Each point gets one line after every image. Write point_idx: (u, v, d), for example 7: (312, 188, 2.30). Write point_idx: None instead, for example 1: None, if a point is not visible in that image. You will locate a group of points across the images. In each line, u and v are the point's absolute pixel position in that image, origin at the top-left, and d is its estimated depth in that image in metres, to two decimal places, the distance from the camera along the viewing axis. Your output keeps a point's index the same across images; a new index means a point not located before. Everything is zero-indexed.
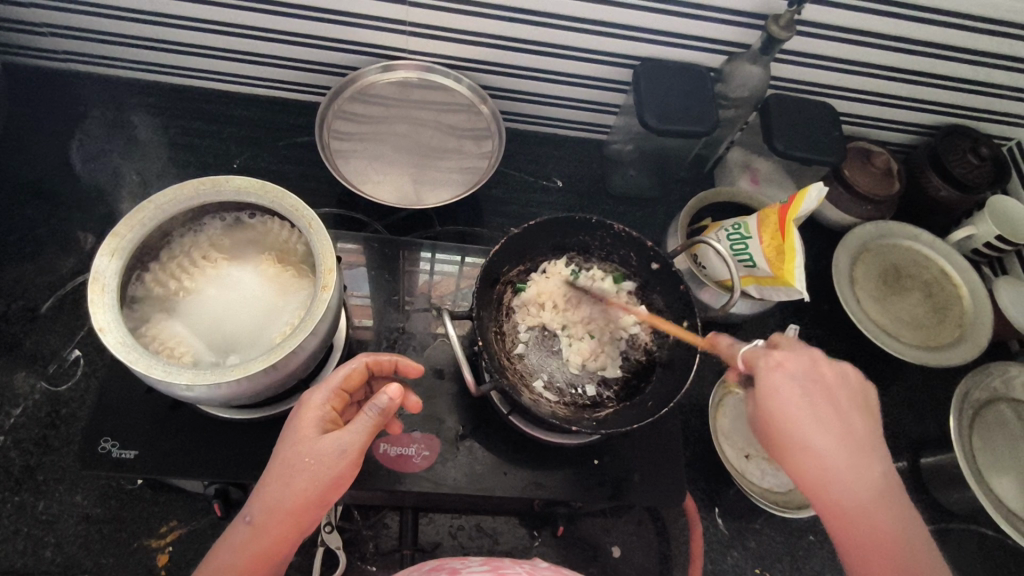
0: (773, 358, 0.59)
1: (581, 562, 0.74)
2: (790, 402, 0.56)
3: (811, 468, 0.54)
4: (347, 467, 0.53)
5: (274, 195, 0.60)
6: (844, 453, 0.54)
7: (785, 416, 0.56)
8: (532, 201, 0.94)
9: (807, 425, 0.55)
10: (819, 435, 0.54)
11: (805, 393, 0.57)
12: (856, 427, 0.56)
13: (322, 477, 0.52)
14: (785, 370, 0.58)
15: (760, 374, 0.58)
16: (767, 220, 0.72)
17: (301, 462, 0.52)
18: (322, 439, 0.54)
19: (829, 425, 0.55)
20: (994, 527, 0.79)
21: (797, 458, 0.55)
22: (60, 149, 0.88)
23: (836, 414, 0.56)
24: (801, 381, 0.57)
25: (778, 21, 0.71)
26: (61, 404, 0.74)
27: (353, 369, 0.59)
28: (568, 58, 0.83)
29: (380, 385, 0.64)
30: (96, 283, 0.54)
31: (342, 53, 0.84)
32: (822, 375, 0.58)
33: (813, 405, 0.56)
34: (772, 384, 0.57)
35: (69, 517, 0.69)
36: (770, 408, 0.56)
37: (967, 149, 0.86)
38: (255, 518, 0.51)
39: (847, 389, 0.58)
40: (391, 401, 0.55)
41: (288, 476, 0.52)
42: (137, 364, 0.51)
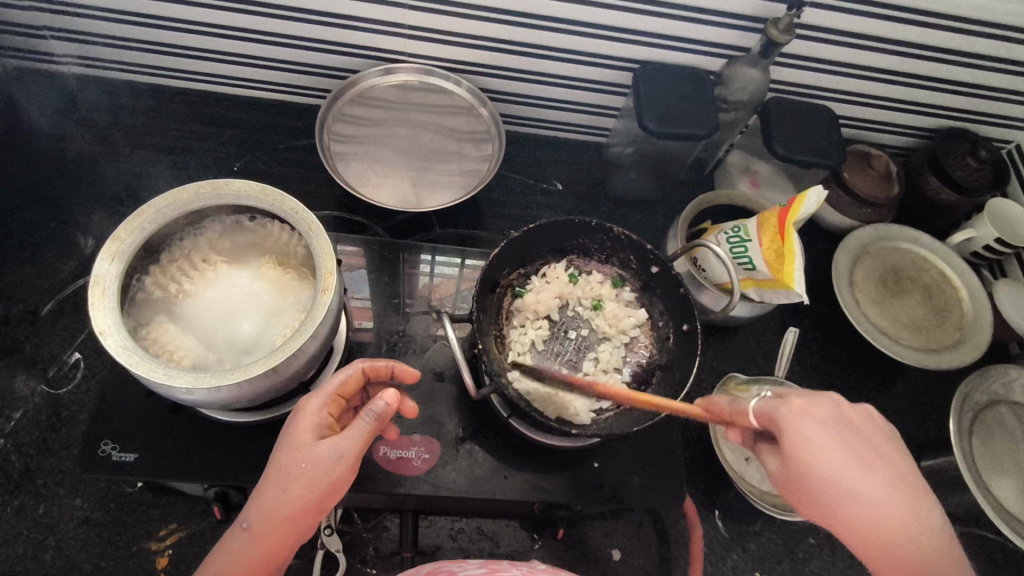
0: (793, 405, 0.54)
1: (581, 565, 0.74)
2: (827, 452, 0.51)
3: (863, 521, 0.49)
4: (344, 472, 0.53)
5: (274, 198, 0.60)
6: (896, 500, 0.50)
7: (827, 471, 0.50)
8: (532, 204, 0.94)
9: (850, 474, 0.50)
10: (865, 483, 0.50)
11: (841, 440, 0.52)
12: (897, 468, 0.52)
13: (317, 482, 0.52)
14: (812, 416, 0.53)
15: (788, 427, 0.53)
16: (767, 223, 0.72)
17: (297, 470, 0.52)
18: (318, 445, 0.53)
19: (872, 473, 0.51)
20: (994, 529, 0.79)
21: (846, 513, 0.50)
22: (61, 152, 0.88)
23: (874, 458, 0.52)
24: (832, 426, 0.53)
25: (777, 25, 0.72)
26: (62, 407, 0.74)
27: (346, 377, 0.58)
28: (567, 61, 0.83)
29: (377, 390, 0.65)
30: (96, 287, 0.54)
31: (342, 57, 0.84)
32: (847, 417, 0.54)
33: (849, 451, 0.52)
34: (802, 434, 0.52)
35: (70, 519, 0.69)
36: (806, 461, 0.51)
37: (967, 152, 0.86)
38: (251, 524, 0.51)
39: (876, 428, 0.54)
40: (389, 406, 0.55)
41: (283, 482, 0.52)
42: (138, 367, 0.51)
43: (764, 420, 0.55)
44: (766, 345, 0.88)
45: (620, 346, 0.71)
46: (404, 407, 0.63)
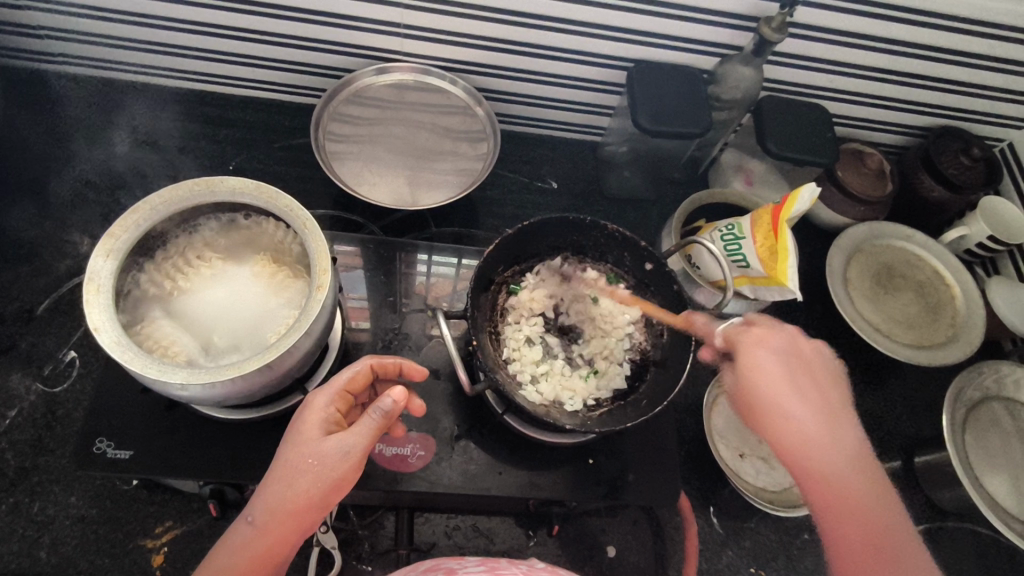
0: (755, 334, 0.62)
1: (576, 561, 0.74)
2: (769, 371, 0.59)
3: (790, 433, 0.56)
4: (349, 470, 0.53)
5: (269, 196, 0.61)
6: (821, 420, 0.57)
7: (765, 385, 0.58)
8: (527, 202, 0.94)
9: (785, 392, 0.58)
10: (796, 401, 0.57)
11: (785, 365, 0.60)
12: (830, 400, 0.59)
13: (324, 479, 0.52)
14: (767, 345, 0.60)
15: (742, 347, 0.61)
16: (760, 221, 0.72)
17: (305, 463, 0.52)
18: (326, 441, 0.54)
19: (805, 395, 0.58)
20: (988, 525, 0.79)
21: (776, 423, 0.57)
22: (56, 151, 0.88)
23: (812, 387, 0.59)
24: (780, 354, 0.60)
25: (770, 23, 0.72)
26: (57, 405, 0.74)
27: (358, 372, 0.59)
28: (562, 60, 0.84)
29: (385, 388, 0.65)
30: (91, 284, 0.54)
31: (338, 56, 0.85)
32: (801, 353, 0.61)
33: (790, 375, 0.59)
34: (753, 354, 0.60)
35: (65, 517, 0.69)
36: (752, 377, 0.59)
37: (960, 151, 0.87)
38: (256, 518, 0.51)
39: (822, 368, 0.61)
40: (396, 404, 0.55)
41: (290, 477, 0.52)
42: (132, 363, 0.51)
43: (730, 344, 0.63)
44: None
45: (614, 344, 0.71)
46: (411, 404, 0.63)
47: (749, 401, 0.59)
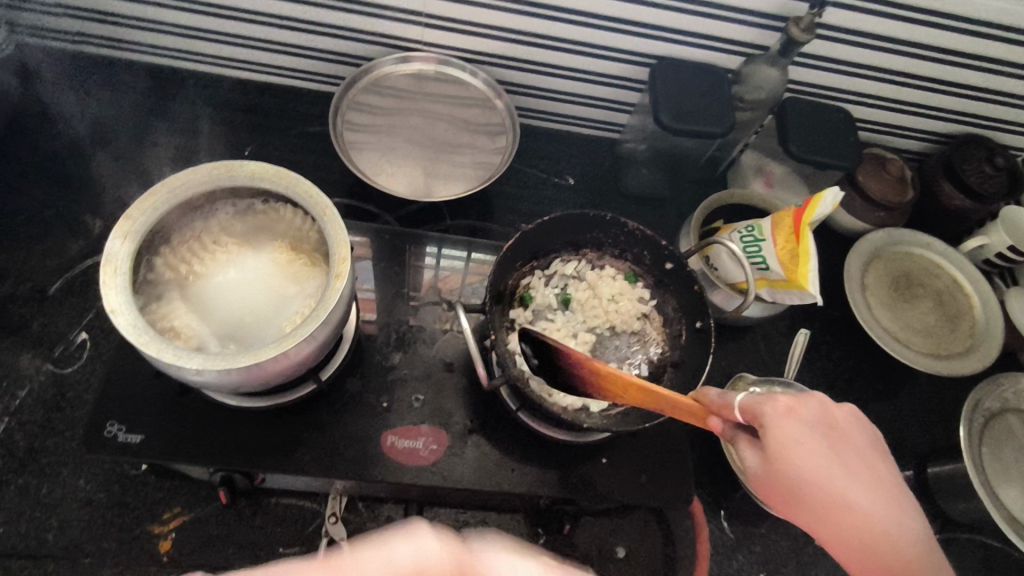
0: (779, 404, 0.53)
1: (585, 562, 0.74)
2: (813, 455, 0.50)
3: (847, 526, 0.49)
4: None
5: (287, 181, 0.60)
6: (879, 503, 0.50)
7: (810, 473, 0.50)
8: (543, 198, 0.93)
9: (836, 478, 0.50)
10: (849, 487, 0.50)
11: (823, 441, 0.52)
12: (878, 471, 0.52)
13: None
14: (797, 418, 0.52)
15: (770, 424, 0.52)
16: (781, 223, 0.71)
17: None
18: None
19: (855, 475, 0.51)
20: (999, 537, 0.79)
21: (829, 517, 0.49)
22: (73, 132, 0.88)
23: (857, 461, 0.52)
24: (814, 426, 0.52)
25: (799, 23, 0.71)
26: (67, 387, 0.74)
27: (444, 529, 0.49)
28: (583, 54, 0.83)
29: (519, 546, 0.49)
30: (108, 265, 0.54)
31: (358, 44, 0.84)
32: (833, 419, 0.54)
33: (834, 452, 0.52)
34: (786, 434, 0.51)
35: (73, 500, 0.69)
36: (790, 464, 0.50)
37: (983, 159, 0.87)
38: None
39: (860, 432, 0.54)
40: None
41: None
42: (148, 347, 0.51)
43: (749, 415, 0.54)
44: (776, 347, 0.88)
45: (636, 344, 0.71)
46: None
47: (784, 490, 0.51)
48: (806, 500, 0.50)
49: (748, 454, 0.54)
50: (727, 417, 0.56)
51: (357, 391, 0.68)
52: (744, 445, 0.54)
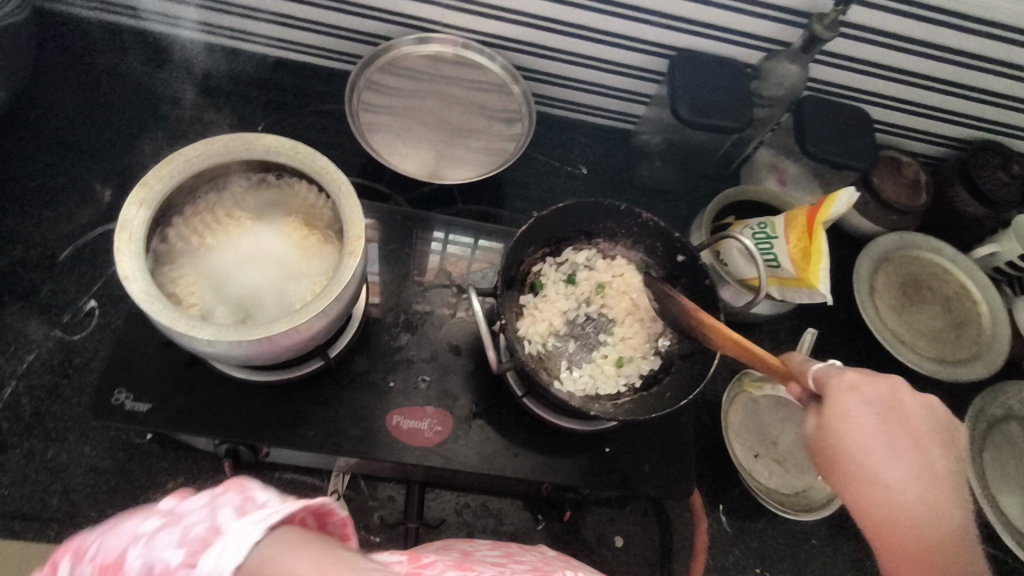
0: (847, 378, 0.54)
1: (583, 550, 0.74)
2: (862, 428, 0.52)
3: (876, 500, 0.50)
4: None
5: (304, 156, 0.59)
6: (920, 488, 0.50)
7: (855, 444, 0.52)
8: (556, 186, 0.93)
9: (879, 454, 0.51)
10: (891, 465, 0.51)
11: (879, 420, 0.52)
12: (933, 462, 0.51)
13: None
14: (858, 393, 0.53)
15: (829, 395, 0.54)
16: (794, 221, 0.71)
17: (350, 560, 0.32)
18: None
19: (903, 456, 0.51)
20: (995, 543, 0.79)
21: (861, 488, 0.51)
22: (89, 101, 0.88)
23: (912, 444, 0.52)
24: (875, 405, 0.53)
25: (823, 20, 0.70)
26: (74, 354, 0.74)
27: None
28: (604, 43, 0.82)
29: None
30: (123, 232, 0.53)
31: (378, 23, 0.83)
32: (900, 403, 0.53)
33: (885, 433, 0.52)
34: (842, 404, 0.53)
35: (77, 466, 0.69)
36: (838, 433, 0.52)
37: (999, 166, 0.86)
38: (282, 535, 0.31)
39: (925, 419, 0.54)
40: None
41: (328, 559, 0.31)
42: (161, 315, 0.51)
43: (817, 384, 0.56)
44: (781, 346, 0.88)
45: (646, 333, 0.70)
46: None
47: (827, 454, 0.53)
48: (844, 467, 0.52)
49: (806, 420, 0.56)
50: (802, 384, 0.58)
51: (364, 370, 0.69)
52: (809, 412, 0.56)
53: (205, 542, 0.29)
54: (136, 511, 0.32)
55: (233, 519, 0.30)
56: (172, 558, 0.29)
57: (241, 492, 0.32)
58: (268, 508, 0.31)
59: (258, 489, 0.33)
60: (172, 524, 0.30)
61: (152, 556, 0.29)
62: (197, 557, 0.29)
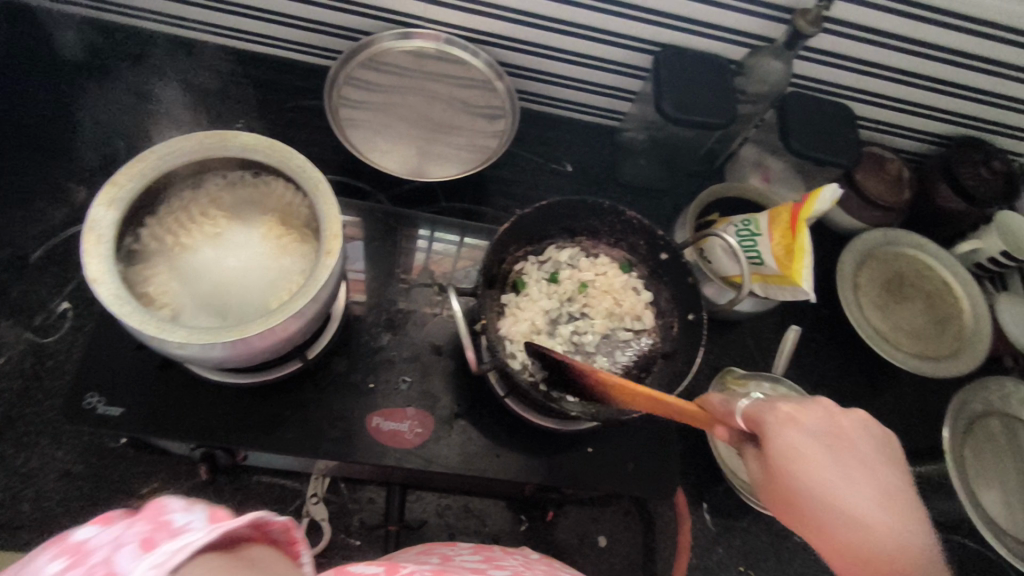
0: (780, 412, 0.50)
1: (566, 550, 0.74)
2: (812, 464, 0.47)
3: (853, 545, 0.45)
4: None
5: (281, 154, 0.58)
6: (885, 519, 0.46)
7: (810, 484, 0.47)
8: (539, 183, 0.92)
9: (838, 490, 0.47)
10: (851, 500, 0.46)
11: (827, 451, 0.48)
12: (888, 484, 0.48)
13: None
14: (797, 426, 0.49)
15: (768, 432, 0.49)
16: (778, 218, 0.71)
17: None
18: None
19: (860, 488, 0.47)
20: (976, 539, 0.79)
21: (833, 534, 0.46)
22: (62, 96, 0.86)
23: (863, 472, 0.48)
24: (817, 435, 0.48)
25: (806, 16, 0.70)
26: (47, 356, 0.72)
27: None
28: (588, 38, 0.81)
29: None
30: (91, 232, 0.52)
31: (358, 18, 0.82)
32: (839, 428, 0.49)
33: (836, 464, 0.48)
34: (785, 441, 0.48)
35: (49, 472, 0.68)
36: (790, 476, 0.48)
37: (979, 162, 0.86)
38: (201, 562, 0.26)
39: (869, 438, 0.50)
40: None
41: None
42: (130, 318, 0.49)
43: (750, 422, 0.51)
44: (765, 343, 0.88)
45: (630, 331, 0.70)
46: None
47: (788, 502, 0.48)
48: (808, 514, 0.47)
49: (753, 464, 0.51)
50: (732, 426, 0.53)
51: (343, 371, 0.67)
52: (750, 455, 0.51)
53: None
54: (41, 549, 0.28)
55: (137, 556, 0.25)
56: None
57: (154, 520, 0.27)
58: (184, 535, 0.26)
59: (178, 510, 0.28)
60: (77, 565, 0.26)
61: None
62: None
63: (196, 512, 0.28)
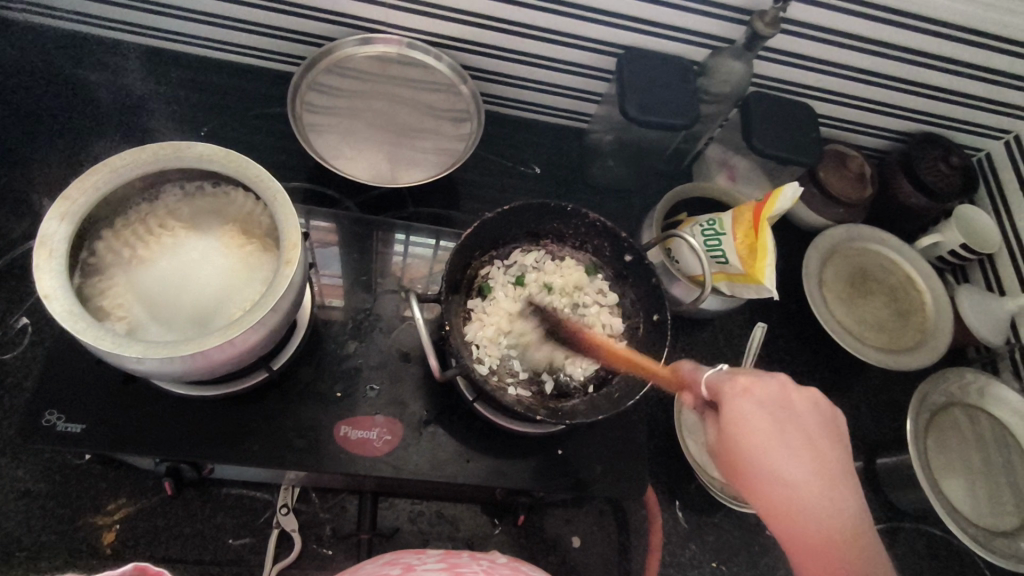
0: (739, 383, 0.56)
1: (540, 552, 0.74)
2: (758, 431, 0.54)
3: (778, 498, 0.52)
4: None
5: (237, 164, 0.58)
6: (814, 481, 0.52)
7: (755, 448, 0.53)
8: (509, 185, 0.92)
9: (778, 452, 0.53)
10: (788, 463, 0.53)
11: (773, 421, 0.54)
12: (824, 454, 0.54)
13: None
14: (751, 395, 0.55)
15: (725, 401, 0.56)
16: (741, 217, 0.72)
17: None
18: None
19: (797, 453, 0.53)
20: (941, 526, 0.81)
21: (762, 489, 0.53)
22: (17, 106, 0.84)
23: (803, 440, 0.54)
24: (767, 406, 0.55)
25: (763, 18, 0.71)
26: (7, 373, 0.71)
27: None
28: (551, 42, 0.82)
29: None
30: (43, 247, 0.51)
31: (321, 23, 0.81)
32: (789, 402, 0.56)
33: (779, 432, 0.54)
34: (738, 410, 0.55)
35: (10, 491, 0.66)
36: (735, 437, 0.54)
37: (939, 157, 0.90)
38: None
39: (815, 415, 0.56)
40: None
41: None
42: (85, 334, 0.49)
43: (713, 390, 0.58)
44: (735, 340, 0.89)
45: (595, 334, 0.69)
46: None
47: (731, 458, 0.54)
48: (745, 470, 0.53)
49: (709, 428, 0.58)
50: (697, 393, 0.60)
51: (310, 380, 0.67)
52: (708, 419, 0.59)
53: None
54: None
55: None
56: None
57: None
58: None
59: None
60: None
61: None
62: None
63: None
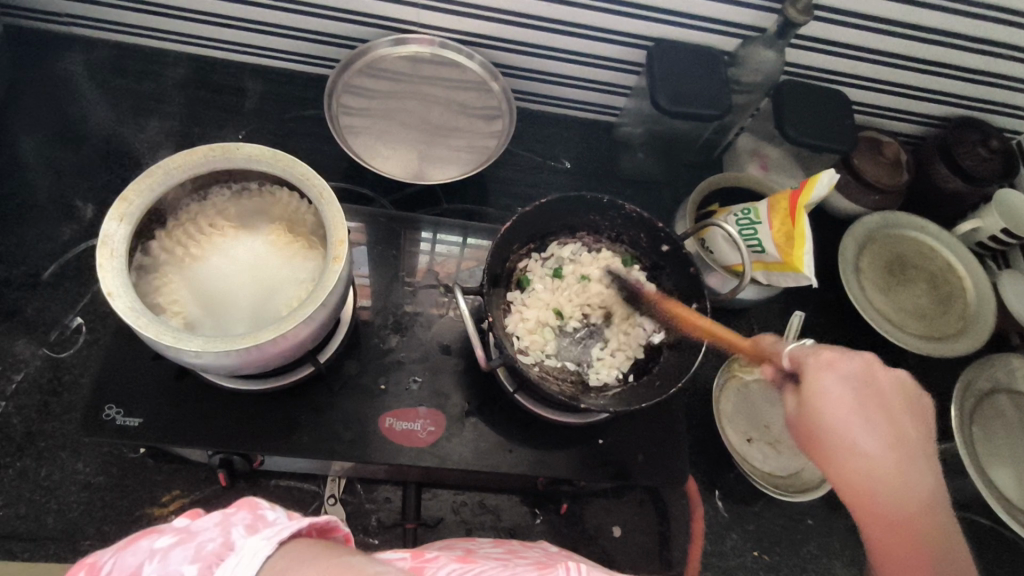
0: (823, 356, 0.55)
1: (580, 542, 0.75)
2: (840, 404, 0.53)
3: (856, 473, 0.51)
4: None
5: (285, 164, 0.59)
6: (893, 459, 0.52)
7: (836, 421, 0.52)
8: (539, 180, 0.94)
9: (859, 427, 0.52)
10: (869, 438, 0.52)
11: (855, 396, 0.53)
12: (904, 430, 0.53)
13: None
14: (835, 371, 0.54)
15: (806, 373, 0.54)
16: (778, 205, 0.71)
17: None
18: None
19: (878, 428, 0.52)
20: (989, 516, 0.80)
21: (843, 462, 0.52)
22: (64, 115, 0.87)
23: (883, 415, 0.53)
24: (850, 380, 0.54)
25: (796, 4, 0.71)
26: (63, 371, 0.74)
27: None
28: (581, 36, 0.82)
29: None
30: (105, 247, 0.53)
31: (355, 25, 0.83)
32: (873, 377, 0.55)
33: (861, 409, 0.53)
34: (819, 383, 0.54)
35: (71, 484, 0.69)
36: (816, 409, 0.53)
37: (978, 142, 0.86)
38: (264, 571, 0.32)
39: (896, 391, 0.55)
40: None
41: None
42: (148, 330, 0.50)
43: (794, 362, 0.56)
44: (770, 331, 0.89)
45: (633, 327, 0.70)
46: None
47: (812, 430, 0.54)
48: (826, 442, 0.53)
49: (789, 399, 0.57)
50: (779, 363, 0.58)
51: (354, 374, 0.69)
52: (788, 392, 0.57)
53: (218, 556, 0.32)
54: (146, 532, 0.35)
55: (244, 535, 0.34)
56: (188, 570, 0.32)
57: (252, 513, 0.37)
58: (279, 525, 0.35)
59: (266, 509, 0.37)
60: (186, 542, 0.33)
61: (166, 567, 0.32)
62: (212, 567, 0.32)
63: (280, 512, 0.37)
